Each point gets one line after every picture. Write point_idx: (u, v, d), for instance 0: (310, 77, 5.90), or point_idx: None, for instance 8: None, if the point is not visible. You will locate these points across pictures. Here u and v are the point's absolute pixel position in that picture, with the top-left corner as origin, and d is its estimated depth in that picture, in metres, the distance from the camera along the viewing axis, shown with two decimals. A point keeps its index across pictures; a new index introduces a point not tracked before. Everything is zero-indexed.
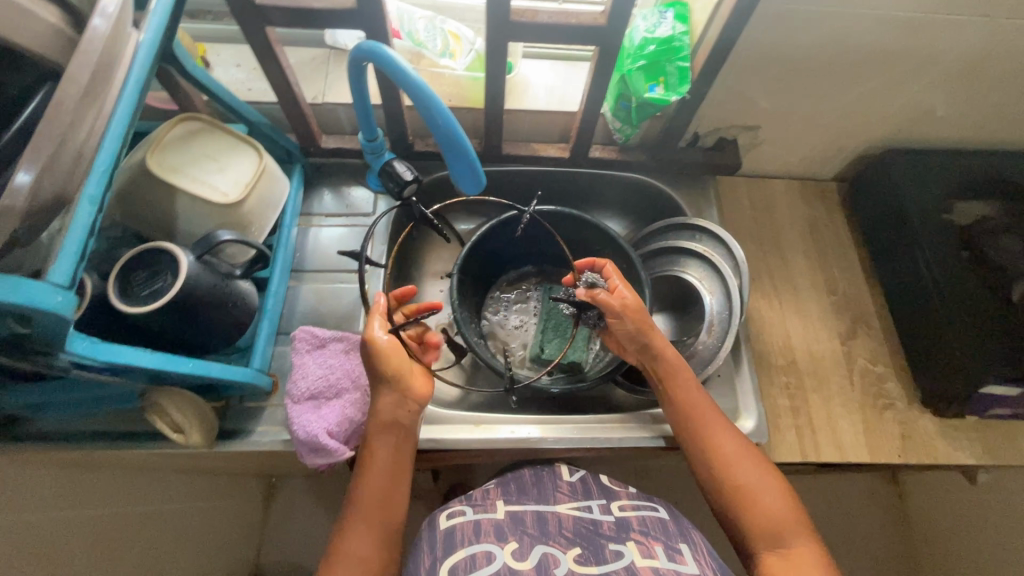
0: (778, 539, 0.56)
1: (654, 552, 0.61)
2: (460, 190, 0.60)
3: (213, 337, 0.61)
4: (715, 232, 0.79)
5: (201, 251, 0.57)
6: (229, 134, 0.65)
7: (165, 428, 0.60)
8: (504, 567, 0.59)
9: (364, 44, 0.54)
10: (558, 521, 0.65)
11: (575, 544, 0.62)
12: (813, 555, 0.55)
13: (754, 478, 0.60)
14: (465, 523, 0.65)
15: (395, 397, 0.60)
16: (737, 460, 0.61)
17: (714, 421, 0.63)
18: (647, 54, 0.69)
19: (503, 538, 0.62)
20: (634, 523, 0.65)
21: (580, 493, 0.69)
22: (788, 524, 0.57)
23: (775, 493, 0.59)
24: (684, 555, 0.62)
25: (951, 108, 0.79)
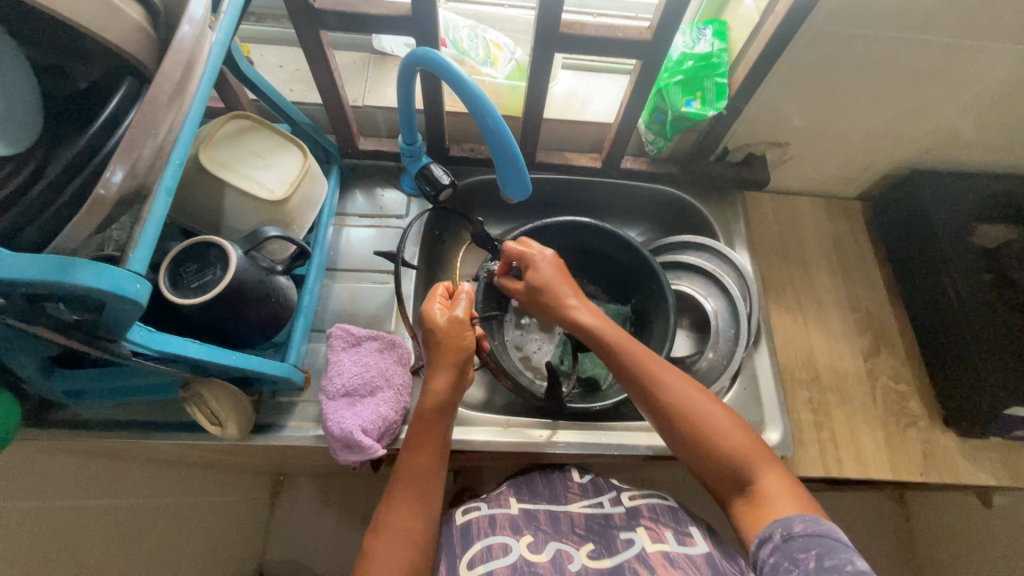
0: (746, 479, 0.56)
1: (665, 536, 0.62)
2: (506, 196, 0.61)
3: (254, 331, 0.62)
4: (720, 251, 0.82)
5: (248, 247, 0.58)
6: (276, 134, 0.66)
7: (204, 419, 0.61)
8: (520, 559, 0.59)
9: (419, 50, 0.55)
10: (571, 519, 0.65)
11: (587, 540, 0.62)
12: (781, 485, 0.55)
13: (712, 418, 0.58)
14: (480, 518, 0.65)
15: (451, 375, 0.60)
16: (696, 415, 0.58)
17: (661, 375, 0.61)
18: (686, 69, 0.71)
19: (518, 531, 0.63)
20: (644, 510, 0.65)
21: (592, 491, 0.69)
22: (753, 457, 0.56)
23: (734, 430, 0.58)
24: (695, 538, 0.62)
25: (979, 133, 0.80)
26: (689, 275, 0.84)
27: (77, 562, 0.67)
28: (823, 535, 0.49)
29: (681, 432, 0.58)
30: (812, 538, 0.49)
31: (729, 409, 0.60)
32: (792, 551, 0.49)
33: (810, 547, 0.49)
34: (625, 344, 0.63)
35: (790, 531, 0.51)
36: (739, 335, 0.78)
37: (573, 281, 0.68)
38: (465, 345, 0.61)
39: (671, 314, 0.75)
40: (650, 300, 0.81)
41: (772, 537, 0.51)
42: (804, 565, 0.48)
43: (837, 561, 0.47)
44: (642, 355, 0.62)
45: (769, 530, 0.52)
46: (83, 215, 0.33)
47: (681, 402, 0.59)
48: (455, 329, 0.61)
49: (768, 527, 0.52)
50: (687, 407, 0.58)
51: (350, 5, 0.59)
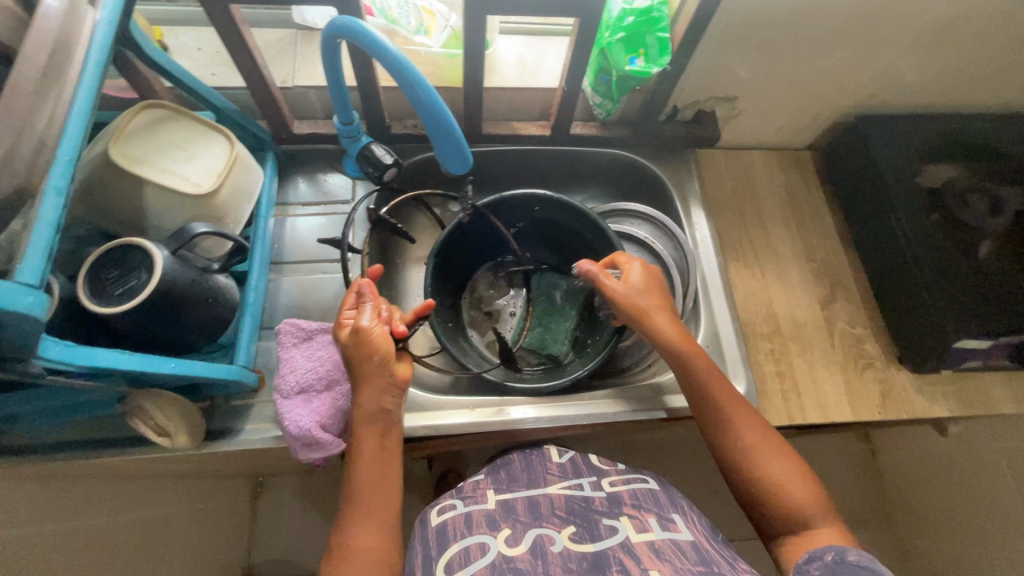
0: (804, 524, 0.56)
1: (648, 524, 0.61)
2: (446, 171, 0.57)
3: (196, 336, 0.59)
4: (653, 217, 0.84)
5: (175, 246, 0.54)
6: (196, 122, 0.62)
7: (150, 431, 0.57)
8: (499, 556, 0.58)
9: (338, 19, 0.50)
10: (550, 503, 0.65)
11: (569, 523, 0.62)
12: (837, 540, 0.55)
13: (788, 471, 0.59)
14: (456, 517, 0.64)
15: (382, 385, 0.57)
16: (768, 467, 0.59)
17: (746, 417, 0.62)
18: (627, 26, 0.68)
19: (495, 527, 0.62)
20: (625, 496, 0.66)
21: (570, 473, 0.70)
22: (819, 515, 0.56)
23: (806, 484, 0.58)
24: (677, 524, 0.62)
25: (920, 73, 0.81)
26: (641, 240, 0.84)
27: None
28: (869, 567, 0.50)
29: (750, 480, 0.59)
30: (863, 569, 0.49)
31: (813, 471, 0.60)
32: (840, 572, 0.50)
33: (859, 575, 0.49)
34: (711, 380, 0.64)
35: (842, 557, 0.51)
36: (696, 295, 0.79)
37: (662, 297, 0.69)
38: (377, 355, 0.57)
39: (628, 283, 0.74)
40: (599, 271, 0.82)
41: (823, 557, 0.52)
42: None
43: None
44: (743, 415, 0.62)
45: (821, 551, 0.52)
46: None
47: (758, 457, 0.59)
48: (356, 338, 0.56)
49: (820, 549, 0.53)
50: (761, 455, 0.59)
51: None
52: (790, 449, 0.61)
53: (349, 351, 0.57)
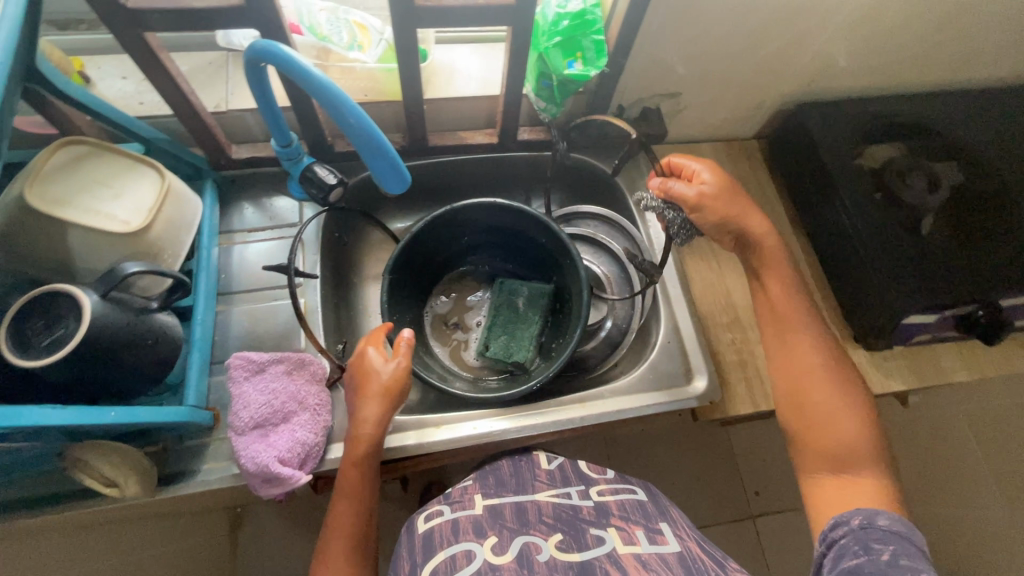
0: (847, 467, 0.58)
1: (636, 537, 0.60)
2: (384, 191, 0.55)
3: (139, 379, 0.56)
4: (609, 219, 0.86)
5: (106, 288, 0.52)
6: (123, 156, 0.59)
7: (96, 483, 0.54)
8: (484, 563, 0.55)
9: (258, 43, 0.48)
10: (538, 510, 0.64)
11: (556, 531, 0.60)
12: (877, 489, 0.56)
13: (835, 399, 0.60)
14: (443, 523, 0.63)
15: (379, 409, 0.60)
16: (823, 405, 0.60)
17: (815, 350, 0.63)
18: (562, 30, 0.68)
19: (481, 534, 0.60)
20: (614, 508, 0.65)
21: (559, 481, 0.70)
22: (864, 454, 0.58)
23: (858, 425, 0.59)
24: (665, 535, 0.60)
25: (852, 59, 0.83)
26: (595, 239, 0.86)
27: None
28: (907, 537, 0.51)
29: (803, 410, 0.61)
30: (894, 535, 0.51)
31: (870, 413, 0.60)
32: (869, 538, 0.51)
33: (888, 542, 0.50)
34: (791, 309, 0.66)
35: (872, 521, 0.52)
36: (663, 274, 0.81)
37: (743, 198, 0.69)
38: (387, 384, 0.60)
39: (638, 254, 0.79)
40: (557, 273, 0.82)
41: (850, 521, 0.53)
42: (876, 554, 0.50)
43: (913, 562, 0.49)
44: (802, 344, 0.64)
45: (847, 516, 0.54)
46: None
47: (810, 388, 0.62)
48: (360, 365, 0.61)
49: (847, 513, 0.54)
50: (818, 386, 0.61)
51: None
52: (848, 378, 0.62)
53: (356, 376, 0.62)
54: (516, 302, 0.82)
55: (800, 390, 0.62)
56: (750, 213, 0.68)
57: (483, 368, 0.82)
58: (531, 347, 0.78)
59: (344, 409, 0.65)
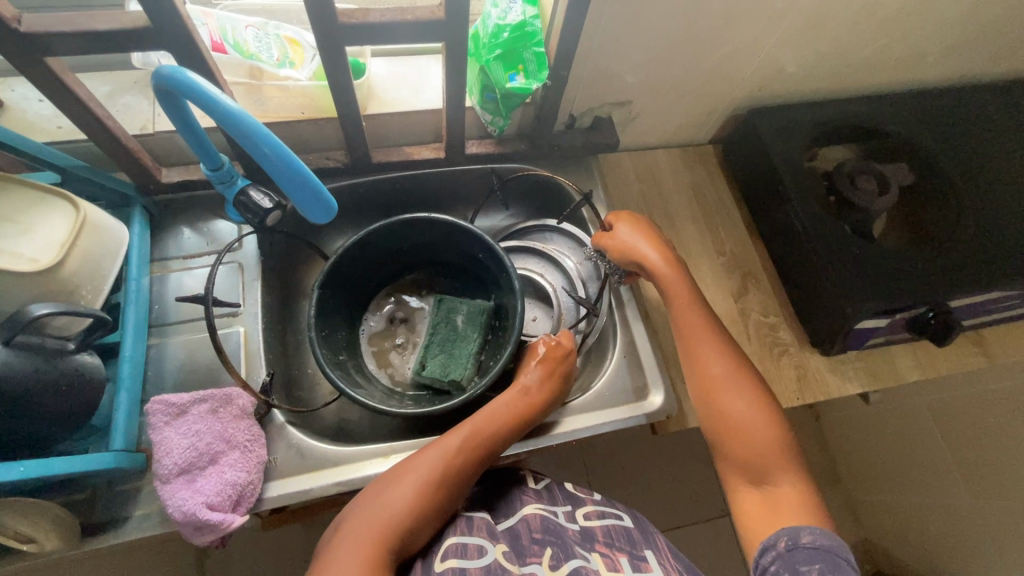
0: (764, 477, 0.58)
1: (620, 564, 0.57)
2: (310, 220, 0.52)
3: (55, 427, 0.53)
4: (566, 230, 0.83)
5: (8, 335, 0.48)
6: (32, 190, 0.55)
7: (11, 541, 0.51)
8: (494, 563, 0.55)
9: (163, 68, 0.45)
10: (528, 526, 0.61)
11: (547, 548, 0.58)
12: (793, 494, 0.57)
13: (741, 405, 0.62)
14: (457, 522, 0.61)
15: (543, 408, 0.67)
16: (739, 418, 0.61)
17: (723, 359, 0.65)
18: (502, 42, 0.66)
19: (495, 536, 0.59)
20: (599, 534, 0.62)
21: (546, 498, 0.66)
22: (777, 459, 0.59)
23: (768, 431, 0.60)
24: (650, 563, 0.58)
25: (799, 64, 0.83)
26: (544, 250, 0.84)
27: None
28: (831, 550, 0.51)
29: (718, 419, 0.62)
30: (817, 552, 0.51)
31: (783, 420, 0.62)
32: (795, 561, 0.51)
33: (813, 562, 0.50)
34: (696, 325, 0.67)
35: (797, 541, 0.52)
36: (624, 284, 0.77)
37: (676, 270, 0.70)
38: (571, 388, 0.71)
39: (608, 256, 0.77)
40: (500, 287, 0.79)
41: (777, 545, 0.53)
42: None
43: None
44: (704, 356, 0.65)
45: (774, 539, 0.54)
46: None
47: (715, 395, 0.63)
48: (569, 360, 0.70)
49: (774, 535, 0.54)
50: (731, 396, 0.62)
51: (76, 23, 0.49)
52: (753, 385, 0.63)
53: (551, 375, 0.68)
54: (454, 320, 0.79)
55: (712, 405, 0.63)
56: (682, 288, 0.69)
57: (418, 389, 0.79)
58: (469, 365, 0.76)
59: (284, 443, 0.63)
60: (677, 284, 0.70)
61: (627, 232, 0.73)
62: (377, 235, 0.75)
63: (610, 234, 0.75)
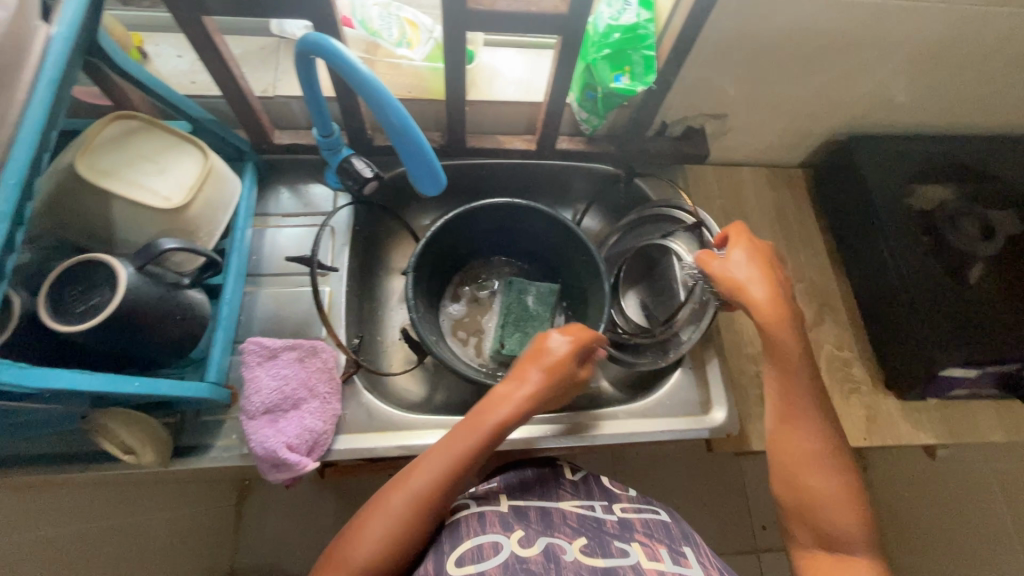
0: (838, 543, 0.57)
1: (660, 554, 0.58)
2: (420, 192, 0.55)
3: (162, 352, 0.57)
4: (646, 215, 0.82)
5: (142, 262, 0.53)
6: (169, 133, 0.60)
7: (115, 449, 0.55)
8: (512, 556, 0.56)
9: (309, 36, 0.49)
10: (563, 516, 0.63)
11: (581, 535, 0.60)
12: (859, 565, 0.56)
13: (825, 477, 0.59)
14: (471, 515, 0.62)
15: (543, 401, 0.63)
16: (823, 490, 0.59)
17: (815, 435, 0.61)
18: (612, 43, 0.66)
19: (508, 527, 0.60)
20: (637, 524, 0.63)
21: (583, 492, 0.67)
22: (858, 533, 0.57)
23: (851, 505, 0.58)
24: (689, 558, 0.58)
25: (911, 94, 0.80)
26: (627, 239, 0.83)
27: None
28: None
29: (800, 488, 0.60)
30: None
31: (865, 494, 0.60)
32: None
33: None
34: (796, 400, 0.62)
35: None
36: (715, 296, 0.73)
37: (783, 322, 0.62)
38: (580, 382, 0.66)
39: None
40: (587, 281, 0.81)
41: None
42: None
43: None
44: (797, 427, 0.62)
45: None
46: None
47: (799, 467, 0.60)
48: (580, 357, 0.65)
49: None
50: (813, 470, 0.60)
51: None
52: (840, 460, 0.60)
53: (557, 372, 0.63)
54: (525, 301, 0.84)
55: (791, 472, 0.61)
56: (790, 342, 0.62)
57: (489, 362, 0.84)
58: None
59: (356, 401, 0.67)
60: (783, 335, 0.62)
61: (744, 262, 0.64)
62: (460, 219, 0.78)
63: (721, 257, 0.66)
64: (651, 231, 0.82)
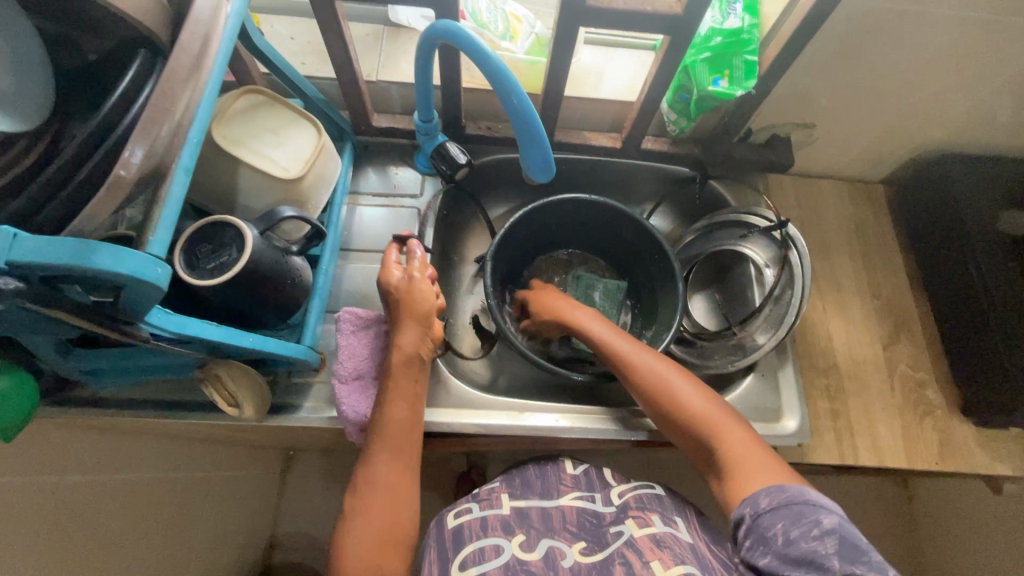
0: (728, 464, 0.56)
1: (651, 520, 0.61)
2: (528, 178, 0.58)
3: (269, 313, 0.61)
4: (725, 220, 0.81)
5: (264, 227, 0.57)
6: (289, 110, 0.64)
7: (221, 400, 0.59)
8: (512, 559, 0.58)
9: (439, 23, 0.52)
10: (562, 515, 0.64)
11: (579, 537, 0.62)
12: (760, 463, 0.54)
13: (701, 408, 0.60)
14: (472, 520, 0.63)
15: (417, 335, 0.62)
16: (704, 422, 0.59)
17: (663, 381, 0.62)
18: (714, 46, 0.67)
19: (509, 531, 0.62)
20: (630, 501, 0.65)
21: (583, 484, 0.70)
22: (746, 451, 0.56)
23: (733, 436, 0.57)
24: (678, 524, 0.61)
25: (1014, 115, 0.78)
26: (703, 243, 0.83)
27: (101, 537, 0.68)
28: (814, 560, 0.45)
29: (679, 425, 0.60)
30: (785, 512, 0.49)
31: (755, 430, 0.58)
32: (762, 529, 0.49)
33: (778, 522, 0.48)
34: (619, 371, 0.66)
35: (759, 508, 0.50)
36: (803, 303, 0.71)
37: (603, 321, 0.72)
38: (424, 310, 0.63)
39: (802, 273, 0.72)
40: (660, 281, 0.81)
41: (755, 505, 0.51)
42: (773, 543, 0.47)
43: (804, 530, 0.47)
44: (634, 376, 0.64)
45: (741, 510, 0.52)
46: (100, 196, 0.33)
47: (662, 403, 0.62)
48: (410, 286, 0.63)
49: (741, 506, 0.52)
50: (681, 407, 0.60)
51: None
52: (700, 398, 0.60)
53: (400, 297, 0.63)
54: (591, 296, 0.87)
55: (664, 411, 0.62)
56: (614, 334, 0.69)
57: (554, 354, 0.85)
58: None
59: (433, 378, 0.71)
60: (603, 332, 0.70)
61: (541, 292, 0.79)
62: (539, 212, 0.79)
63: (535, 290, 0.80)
64: (728, 237, 0.82)
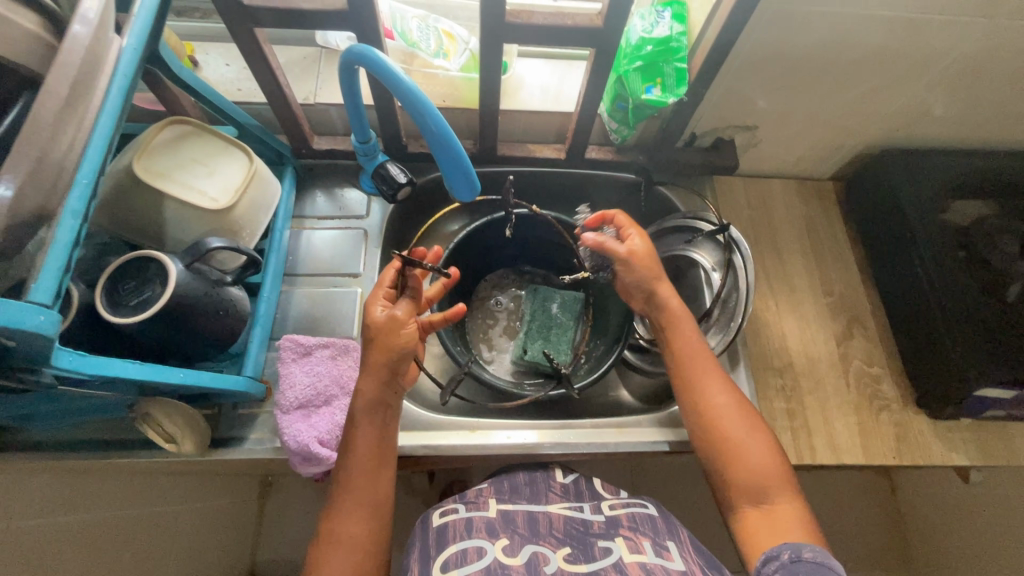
0: (764, 498, 0.58)
1: (642, 547, 0.59)
2: (454, 195, 0.58)
3: (205, 345, 0.60)
4: (673, 223, 0.82)
5: (190, 259, 0.55)
6: (218, 138, 0.64)
7: (156, 436, 0.58)
8: (494, 562, 0.57)
9: (356, 47, 0.51)
10: (549, 522, 0.63)
11: (564, 544, 0.60)
12: (794, 514, 0.57)
13: (757, 448, 0.61)
14: (458, 519, 0.63)
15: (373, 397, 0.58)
16: (757, 462, 0.60)
17: (733, 413, 0.63)
18: (645, 54, 0.67)
19: (494, 534, 0.61)
20: (624, 520, 0.63)
21: (572, 494, 0.68)
22: (787, 500, 0.58)
23: (781, 482, 0.59)
24: (671, 552, 0.59)
25: (948, 108, 0.79)
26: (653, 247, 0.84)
27: None
28: None
29: (724, 451, 0.61)
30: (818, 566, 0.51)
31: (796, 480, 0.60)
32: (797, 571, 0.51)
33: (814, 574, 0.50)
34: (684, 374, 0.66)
35: (799, 555, 0.52)
36: (750, 304, 0.71)
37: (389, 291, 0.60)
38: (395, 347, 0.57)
39: (745, 275, 0.72)
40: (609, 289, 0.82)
41: (780, 555, 0.53)
42: None
43: None
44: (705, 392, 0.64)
45: (778, 550, 0.54)
46: None
47: (718, 427, 0.62)
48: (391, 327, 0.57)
49: (777, 548, 0.54)
50: (742, 439, 0.61)
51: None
52: (764, 438, 0.62)
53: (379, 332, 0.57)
54: (549, 308, 0.86)
55: (718, 433, 0.62)
56: (693, 340, 0.67)
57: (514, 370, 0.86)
58: (568, 350, 0.82)
59: None
60: (684, 331, 0.67)
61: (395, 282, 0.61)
62: (485, 228, 0.80)
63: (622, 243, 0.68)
64: (677, 241, 0.82)
